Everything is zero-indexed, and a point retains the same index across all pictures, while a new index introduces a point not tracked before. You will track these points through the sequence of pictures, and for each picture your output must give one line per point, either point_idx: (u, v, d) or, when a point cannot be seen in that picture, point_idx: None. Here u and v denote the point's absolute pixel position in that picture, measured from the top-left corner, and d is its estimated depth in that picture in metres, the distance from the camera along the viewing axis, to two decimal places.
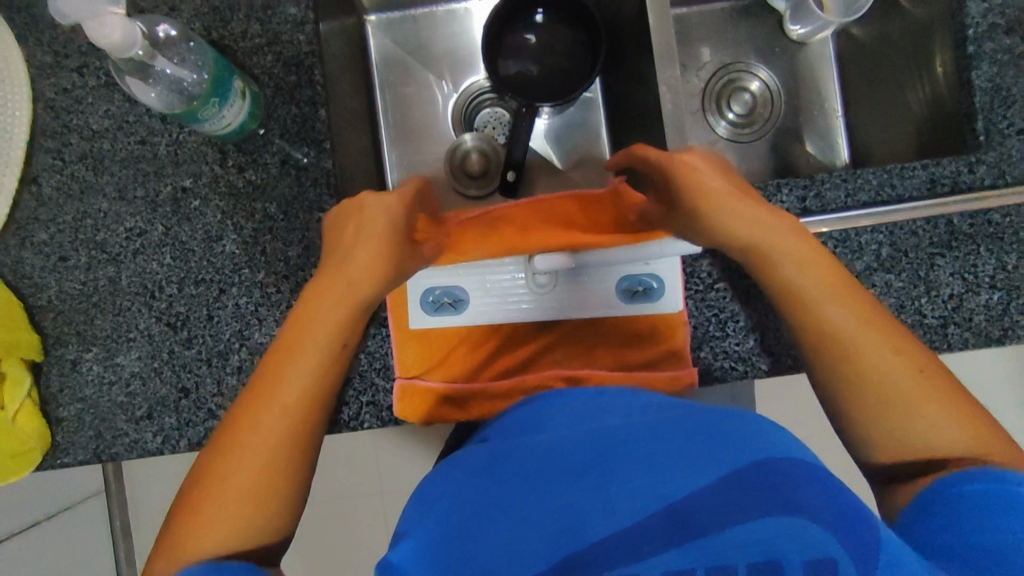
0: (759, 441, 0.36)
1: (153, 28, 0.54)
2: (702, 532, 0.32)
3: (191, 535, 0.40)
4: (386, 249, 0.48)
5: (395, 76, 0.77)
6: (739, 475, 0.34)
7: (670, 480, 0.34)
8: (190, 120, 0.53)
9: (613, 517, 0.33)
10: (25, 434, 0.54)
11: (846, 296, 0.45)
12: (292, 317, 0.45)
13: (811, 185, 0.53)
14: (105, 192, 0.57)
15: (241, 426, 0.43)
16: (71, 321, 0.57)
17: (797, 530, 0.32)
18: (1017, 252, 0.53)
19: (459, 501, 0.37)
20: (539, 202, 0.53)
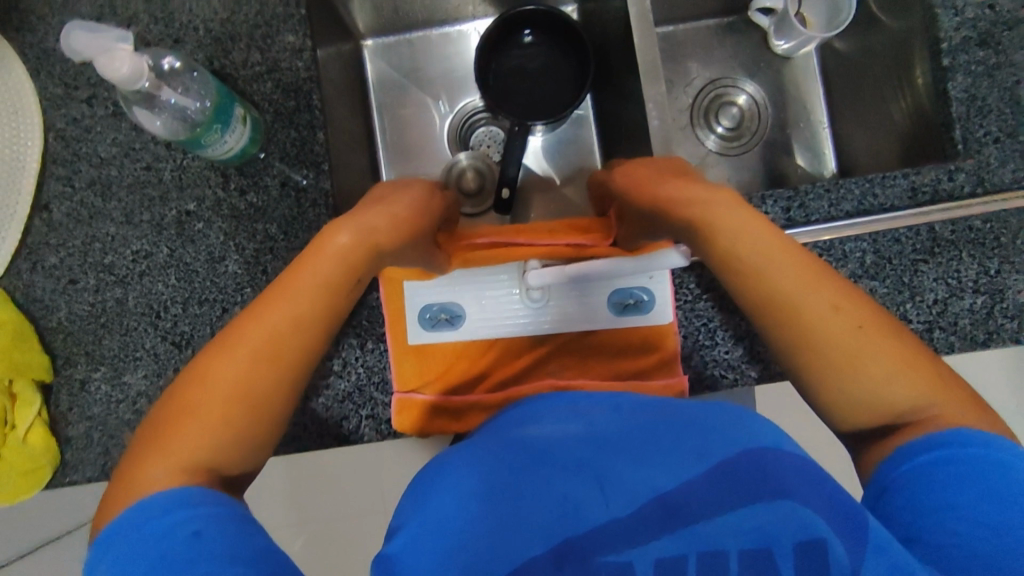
0: (746, 434, 0.39)
1: (158, 61, 0.56)
2: (693, 520, 0.35)
3: (176, 434, 0.39)
4: (408, 213, 0.50)
5: (392, 98, 0.79)
6: (727, 465, 0.36)
7: (663, 475, 0.37)
8: (194, 147, 0.55)
9: (609, 506, 0.35)
10: (35, 452, 0.56)
11: (789, 251, 0.45)
12: (323, 246, 0.45)
13: (794, 197, 0.54)
14: (112, 217, 0.59)
15: (244, 327, 0.41)
16: (80, 342, 0.59)
17: (785, 515, 0.34)
18: (999, 257, 0.54)
19: (462, 486, 0.38)
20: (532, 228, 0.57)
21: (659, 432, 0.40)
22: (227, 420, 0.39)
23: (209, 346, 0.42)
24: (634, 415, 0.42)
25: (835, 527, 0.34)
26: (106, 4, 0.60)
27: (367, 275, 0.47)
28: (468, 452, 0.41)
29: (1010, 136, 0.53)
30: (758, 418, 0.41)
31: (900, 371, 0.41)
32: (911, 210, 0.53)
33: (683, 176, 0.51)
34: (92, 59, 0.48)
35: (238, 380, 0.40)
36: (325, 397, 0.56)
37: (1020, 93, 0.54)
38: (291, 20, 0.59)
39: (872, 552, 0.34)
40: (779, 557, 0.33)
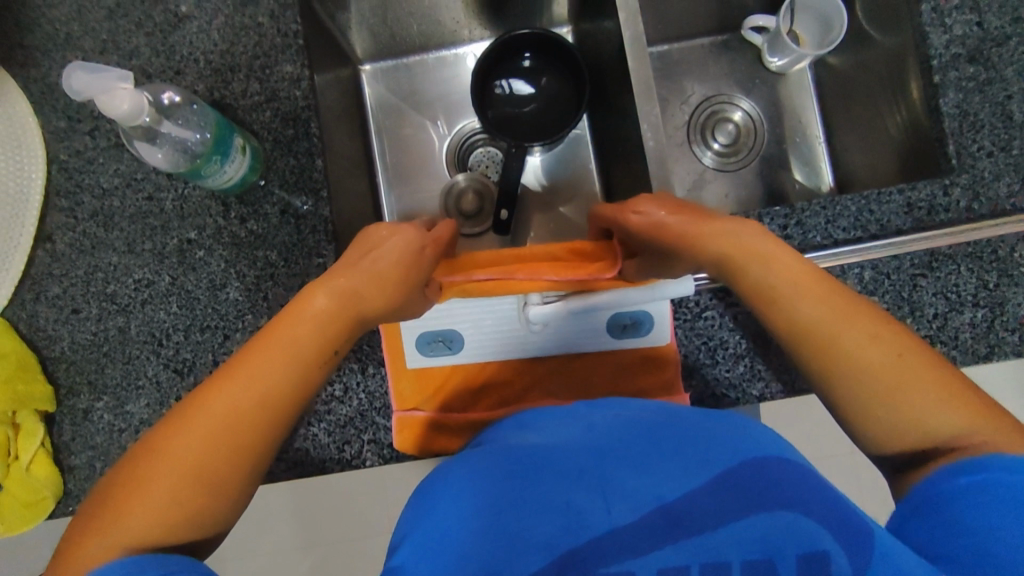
0: (744, 444, 0.39)
1: (158, 95, 0.57)
2: (696, 531, 0.35)
3: (145, 477, 0.41)
4: (395, 264, 0.50)
5: (391, 122, 0.80)
6: (730, 476, 0.36)
7: (666, 483, 0.37)
8: (194, 177, 0.56)
9: (610, 514, 0.36)
10: (38, 481, 0.56)
11: (818, 280, 0.46)
12: (300, 307, 0.47)
13: (791, 214, 0.54)
14: (114, 247, 0.60)
15: (210, 396, 0.43)
16: (83, 371, 0.59)
17: (790, 525, 0.34)
18: (998, 270, 0.54)
19: (469, 493, 0.38)
20: (527, 250, 0.56)
21: (657, 441, 0.40)
22: (184, 490, 0.41)
23: (173, 412, 0.43)
24: (635, 422, 0.42)
25: (840, 539, 0.34)
26: (109, 38, 0.61)
27: (346, 343, 0.48)
28: (472, 459, 0.42)
29: (1003, 150, 0.54)
30: (761, 427, 0.42)
31: (942, 400, 0.42)
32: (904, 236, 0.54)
33: (690, 213, 0.51)
34: (93, 98, 0.49)
35: (201, 451, 0.41)
36: (327, 423, 0.56)
37: (1011, 108, 0.54)
38: (289, 50, 0.60)
39: (878, 556, 0.34)
40: (781, 565, 0.33)
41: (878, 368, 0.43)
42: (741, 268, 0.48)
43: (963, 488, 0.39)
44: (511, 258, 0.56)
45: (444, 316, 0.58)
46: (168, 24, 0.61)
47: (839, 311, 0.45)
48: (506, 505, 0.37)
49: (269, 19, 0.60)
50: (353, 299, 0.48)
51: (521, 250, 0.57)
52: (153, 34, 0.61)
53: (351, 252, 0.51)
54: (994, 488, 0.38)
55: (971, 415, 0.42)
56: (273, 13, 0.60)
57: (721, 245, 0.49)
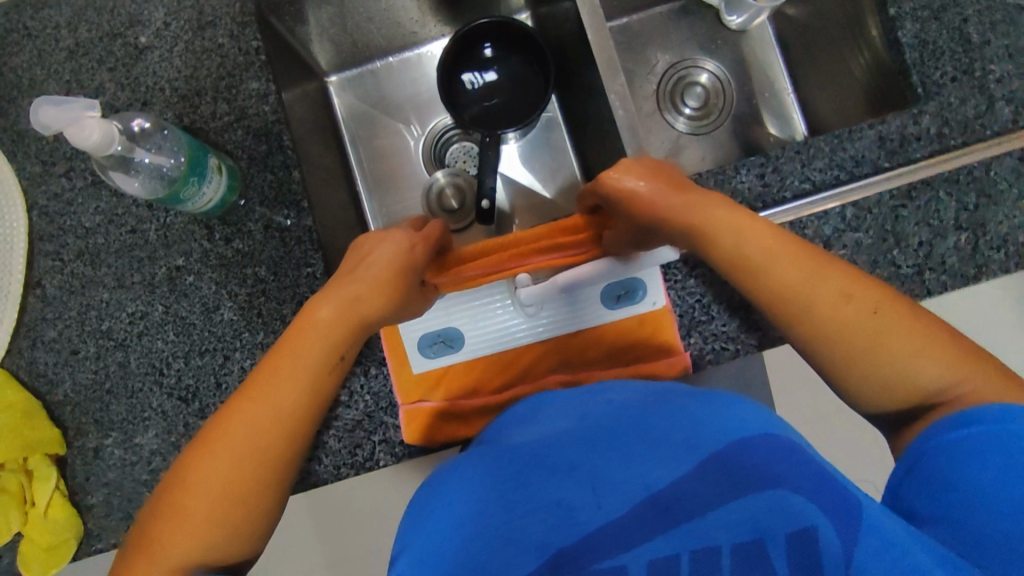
0: (736, 422, 0.39)
1: (127, 124, 0.58)
2: (685, 518, 0.35)
3: (174, 506, 0.41)
4: (390, 268, 0.50)
5: (363, 129, 0.81)
6: (722, 459, 0.37)
7: (654, 470, 0.38)
8: (174, 203, 0.56)
9: (600, 511, 0.37)
10: (57, 526, 0.57)
11: (788, 243, 0.46)
12: (302, 328, 0.46)
13: (766, 162, 0.55)
14: (104, 283, 0.60)
15: (230, 424, 0.43)
16: (88, 411, 0.59)
17: (779, 503, 0.34)
18: (976, 191, 0.55)
19: (472, 492, 0.39)
20: (519, 236, 0.53)
21: (653, 427, 0.41)
22: (219, 516, 0.41)
23: (197, 442, 0.43)
24: (633, 409, 0.43)
25: (827, 508, 0.34)
26: (73, 78, 0.62)
27: (353, 347, 0.48)
28: (466, 466, 0.41)
29: (966, 73, 0.54)
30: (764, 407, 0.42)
31: (920, 356, 0.42)
32: (886, 173, 0.54)
33: (665, 180, 0.50)
34: (61, 130, 0.48)
35: (230, 477, 0.42)
36: (337, 428, 0.56)
37: (969, 31, 0.55)
38: (252, 67, 0.60)
39: (866, 529, 0.33)
40: (772, 547, 0.33)
41: (856, 323, 0.43)
42: (707, 241, 0.47)
43: (958, 442, 0.39)
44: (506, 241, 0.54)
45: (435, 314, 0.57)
46: (130, 57, 0.61)
47: (815, 274, 0.44)
48: (517, 500, 0.38)
49: (228, 39, 0.60)
50: (359, 318, 0.48)
51: (508, 236, 0.54)
52: (116, 69, 0.61)
53: (350, 260, 0.51)
54: (985, 440, 0.38)
55: (951, 361, 0.41)
56: (233, 33, 0.60)
57: (689, 216, 0.47)
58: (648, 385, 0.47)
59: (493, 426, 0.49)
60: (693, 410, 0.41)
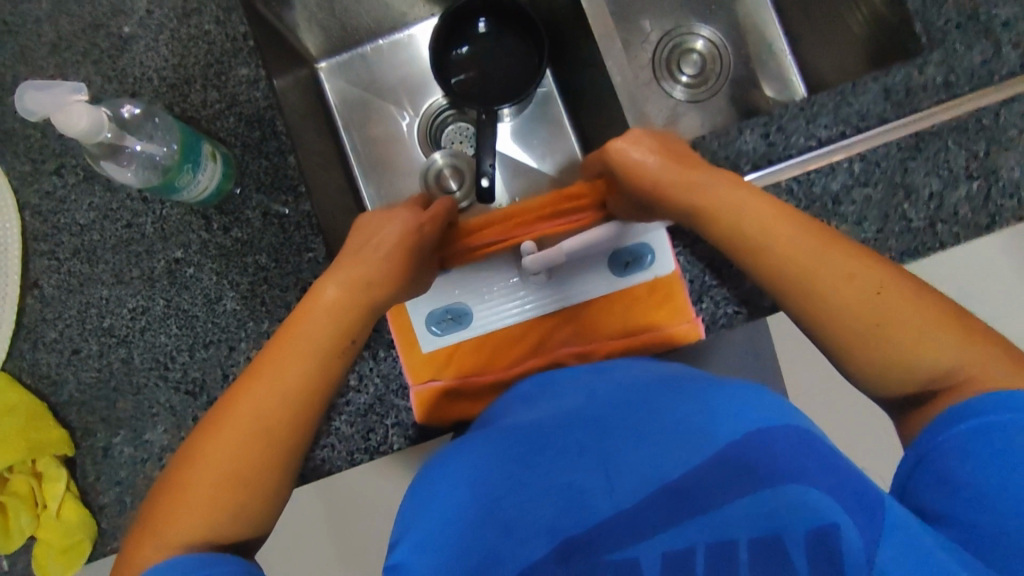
0: (763, 407, 0.36)
1: (118, 111, 0.56)
2: (700, 509, 0.33)
3: (180, 483, 0.40)
4: (395, 248, 0.49)
5: (356, 115, 0.79)
6: (741, 446, 0.34)
7: (670, 454, 0.35)
8: (169, 191, 0.54)
9: (613, 497, 0.34)
10: (71, 527, 0.56)
11: (784, 218, 0.44)
12: (308, 311, 0.45)
13: (771, 122, 0.54)
14: (102, 280, 0.59)
15: (237, 403, 0.42)
16: (95, 410, 0.58)
17: (800, 499, 0.32)
18: (985, 138, 0.54)
19: (478, 471, 0.37)
20: (522, 208, 0.51)
21: (672, 406, 0.38)
22: (222, 495, 0.40)
23: (205, 422, 0.43)
24: (650, 390, 0.41)
25: (848, 507, 0.32)
26: (59, 73, 0.60)
27: (363, 331, 0.47)
28: (471, 448, 0.40)
29: (970, 20, 0.53)
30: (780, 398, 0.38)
31: (927, 338, 0.39)
32: (892, 122, 0.53)
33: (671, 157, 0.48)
34: (48, 116, 0.46)
35: (235, 455, 0.41)
36: (347, 414, 0.55)
37: None
38: (240, 53, 0.59)
39: (888, 531, 0.32)
40: (791, 545, 0.31)
41: (858, 298, 0.41)
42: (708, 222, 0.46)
43: (965, 435, 0.37)
44: (511, 214, 0.52)
45: (444, 288, 0.57)
46: (116, 48, 0.60)
47: (817, 254, 0.42)
48: (523, 482, 0.36)
49: (215, 25, 0.59)
50: (365, 303, 0.47)
51: (511, 207, 0.52)
52: (101, 61, 0.60)
53: (355, 239, 0.50)
54: (995, 432, 0.36)
55: (961, 343, 0.39)
56: (219, 18, 0.59)
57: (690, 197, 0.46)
58: (665, 365, 0.46)
59: (501, 402, 0.49)
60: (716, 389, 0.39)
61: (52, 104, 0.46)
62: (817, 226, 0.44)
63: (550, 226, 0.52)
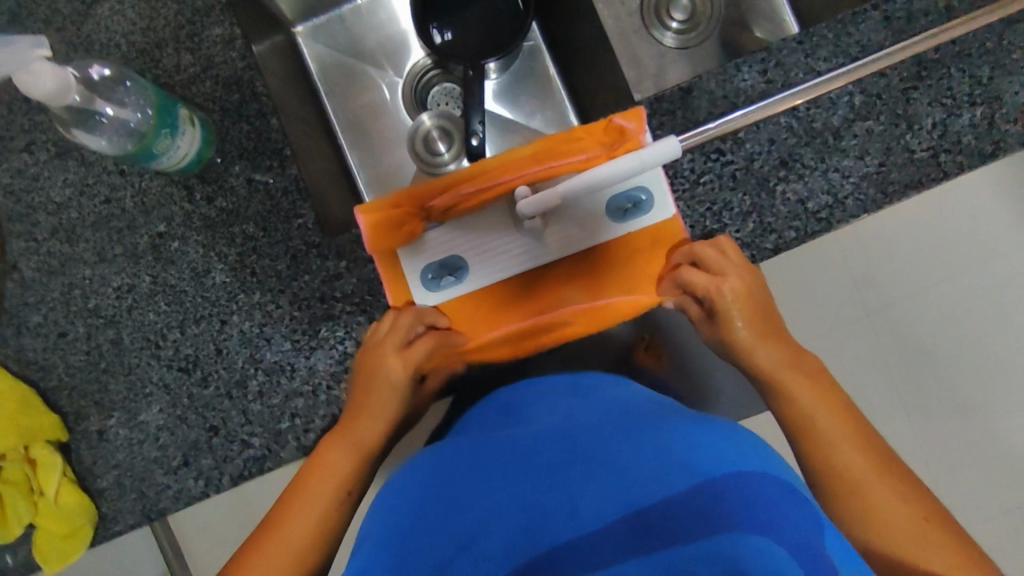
0: (742, 455, 0.30)
1: (86, 70, 0.51)
2: (658, 545, 0.26)
3: None
4: (393, 391, 0.47)
5: (337, 80, 0.76)
6: (712, 489, 0.27)
7: (642, 483, 0.29)
8: (146, 159, 0.51)
9: (576, 519, 0.28)
10: (71, 513, 0.55)
11: (818, 386, 0.43)
12: (311, 467, 0.45)
13: (769, 57, 0.53)
14: (84, 260, 0.57)
15: (261, 550, 0.41)
16: (87, 393, 0.57)
17: (773, 556, 0.25)
18: (989, 63, 0.53)
19: (440, 475, 0.35)
20: (511, 153, 0.49)
21: (634, 441, 0.32)
22: None
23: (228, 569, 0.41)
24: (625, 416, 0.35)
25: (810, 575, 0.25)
26: None
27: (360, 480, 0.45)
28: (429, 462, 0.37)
29: None
30: (751, 441, 0.33)
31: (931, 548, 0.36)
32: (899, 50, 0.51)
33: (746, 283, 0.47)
34: (11, 75, 0.43)
35: None
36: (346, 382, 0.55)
37: None
38: (214, 12, 0.56)
39: None
40: None
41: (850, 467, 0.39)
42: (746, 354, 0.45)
43: None
44: (501, 159, 0.49)
45: (435, 241, 0.51)
46: (79, 14, 0.57)
47: (827, 413, 0.41)
48: (455, 500, 0.32)
49: None
50: (365, 450, 0.46)
51: (503, 154, 0.49)
52: (65, 28, 0.57)
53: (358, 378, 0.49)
54: None
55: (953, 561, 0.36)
56: None
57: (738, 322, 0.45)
58: (663, 403, 0.39)
59: (479, 415, 0.45)
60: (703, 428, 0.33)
61: (11, 61, 0.42)
62: (845, 403, 0.42)
63: (539, 170, 0.49)
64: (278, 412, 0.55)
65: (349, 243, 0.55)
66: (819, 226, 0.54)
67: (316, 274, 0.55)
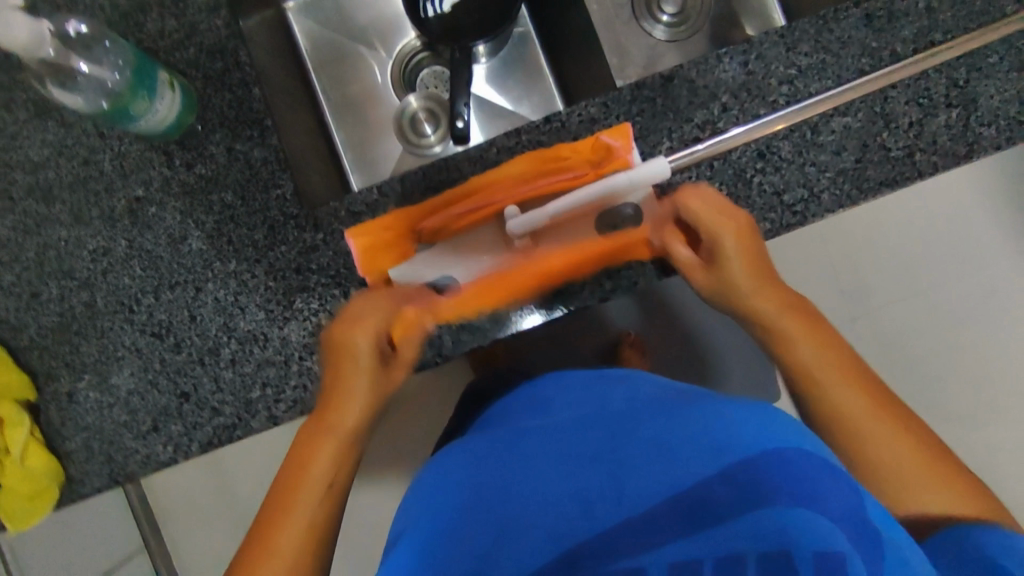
0: (783, 431, 0.35)
1: (62, 27, 0.53)
2: (709, 523, 0.31)
3: None
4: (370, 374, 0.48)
5: (327, 56, 0.76)
6: (755, 463, 0.32)
7: (680, 468, 0.33)
8: (122, 118, 0.53)
9: (621, 506, 0.33)
10: (36, 473, 0.55)
11: (810, 323, 0.47)
12: (298, 448, 0.47)
13: (750, 49, 0.53)
14: (60, 221, 0.57)
15: (272, 526, 0.44)
16: (59, 354, 0.57)
17: (811, 521, 0.30)
18: (966, 66, 0.53)
19: (479, 472, 0.38)
20: (498, 172, 0.53)
21: (667, 430, 0.36)
22: None
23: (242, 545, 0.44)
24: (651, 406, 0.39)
25: (855, 538, 0.30)
26: None
27: (343, 472, 0.47)
28: (472, 452, 0.41)
29: None
30: (784, 415, 0.38)
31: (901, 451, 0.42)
32: (885, 71, 0.53)
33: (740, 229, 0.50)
34: None
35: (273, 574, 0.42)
36: (319, 353, 0.55)
37: None
38: None
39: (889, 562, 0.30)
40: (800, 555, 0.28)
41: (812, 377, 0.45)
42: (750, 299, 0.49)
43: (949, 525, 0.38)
44: (485, 180, 0.54)
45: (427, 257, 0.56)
46: None
47: (808, 340, 0.46)
48: (506, 497, 0.35)
49: None
50: (346, 437, 0.47)
51: (486, 175, 0.54)
52: None
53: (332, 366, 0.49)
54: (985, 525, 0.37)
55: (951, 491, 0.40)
56: None
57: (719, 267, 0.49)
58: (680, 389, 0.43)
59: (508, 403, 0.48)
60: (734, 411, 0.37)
61: None
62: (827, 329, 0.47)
63: (529, 189, 0.54)
64: (250, 381, 0.55)
65: (327, 216, 0.54)
66: (794, 219, 0.54)
67: (292, 245, 0.55)
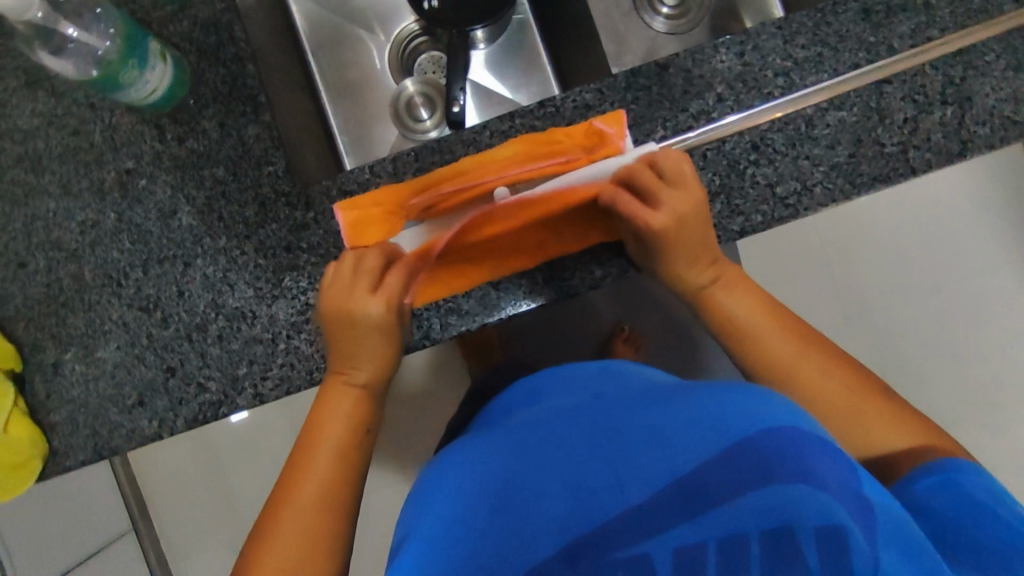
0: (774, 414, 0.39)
1: None
2: (709, 506, 0.35)
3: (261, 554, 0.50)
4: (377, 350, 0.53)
5: (325, 35, 0.75)
6: (750, 446, 0.36)
7: (679, 457, 0.38)
8: (110, 87, 0.53)
9: (624, 492, 0.38)
10: (20, 444, 0.54)
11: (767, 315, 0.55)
12: (314, 420, 0.54)
13: (747, 40, 0.54)
14: (49, 191, 0.56)
15: (294, 489, 0.52)
16: (44, 325, 0.56)
17: (806, 495, 0.33)
18: (962, 64, 0.53)
19: (489, 465, 0.43)
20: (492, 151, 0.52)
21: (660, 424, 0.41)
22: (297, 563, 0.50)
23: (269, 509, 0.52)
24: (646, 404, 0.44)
25: (851, 511, 0.33)
26: None
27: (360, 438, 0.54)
28: (480, 448, 0.46)
29: None
30: (776, 399, 0.42)
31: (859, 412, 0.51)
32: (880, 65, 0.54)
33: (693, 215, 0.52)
34: None
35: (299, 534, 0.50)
36: (307, 333, 0.55)
37: None
38: None
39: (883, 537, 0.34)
40: (800, 533, 0.32)
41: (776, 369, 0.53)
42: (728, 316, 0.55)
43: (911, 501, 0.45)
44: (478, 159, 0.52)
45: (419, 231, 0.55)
46: None
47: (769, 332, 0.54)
48: (518, 489, 0.40)
49: None
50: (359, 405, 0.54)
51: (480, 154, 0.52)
52: None
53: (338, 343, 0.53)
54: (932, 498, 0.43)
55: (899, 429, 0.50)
56: None
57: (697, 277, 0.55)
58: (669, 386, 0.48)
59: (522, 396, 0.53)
60: (721, 402, 0.41)
61: None
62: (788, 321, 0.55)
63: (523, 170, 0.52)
64: (236, 358, 0.55)
65: (318, 195, 0.54)
66: (787, 212, 0.54)
67: (283, 223, 0.54)
